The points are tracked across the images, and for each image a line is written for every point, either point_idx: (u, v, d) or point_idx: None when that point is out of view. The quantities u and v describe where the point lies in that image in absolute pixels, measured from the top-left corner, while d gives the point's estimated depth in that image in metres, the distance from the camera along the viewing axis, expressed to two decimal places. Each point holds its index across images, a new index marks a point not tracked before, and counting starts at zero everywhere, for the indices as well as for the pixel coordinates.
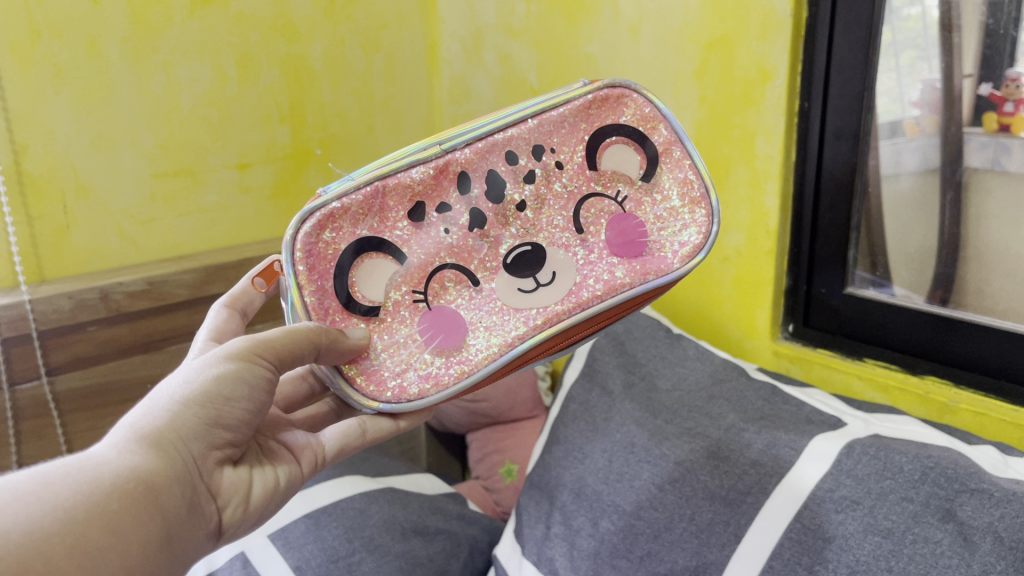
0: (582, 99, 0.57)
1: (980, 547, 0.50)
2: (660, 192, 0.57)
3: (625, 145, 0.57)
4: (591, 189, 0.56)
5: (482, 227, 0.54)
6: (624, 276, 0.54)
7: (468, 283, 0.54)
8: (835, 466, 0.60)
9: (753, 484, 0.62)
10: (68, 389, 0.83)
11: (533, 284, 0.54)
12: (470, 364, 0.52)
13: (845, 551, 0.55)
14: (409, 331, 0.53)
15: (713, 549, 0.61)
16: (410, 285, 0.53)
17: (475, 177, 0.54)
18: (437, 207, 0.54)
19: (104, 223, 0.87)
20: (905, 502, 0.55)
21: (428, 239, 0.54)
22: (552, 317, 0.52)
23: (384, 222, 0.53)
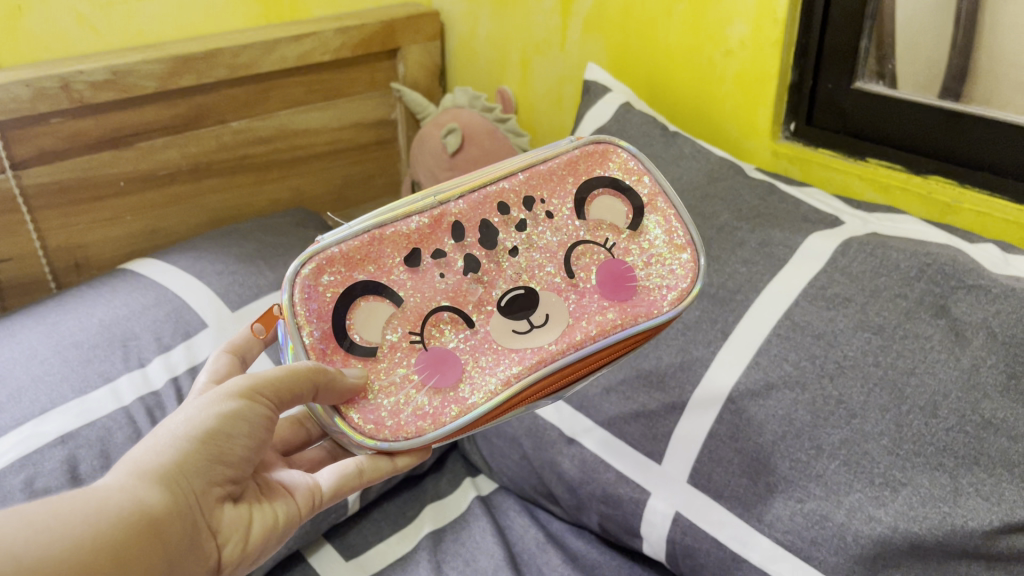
0: (568, 154, 0.53)
1: (972, 342, 0.50)
2: (646, 240, 0.53)
3: (613, 195, 0.53)
4: (580, 237, 0.52)
5: (474, 271, 0.50)
6: (614, 318, 0.50)
7: (463, 324, 0.49)
8: (829, 265, 0.58)
9: (743, 282, 0.61)
10: (36, 183, 0.79)
11: (528, 326, 0.49)
12: (468, 403, 0.46)
13: (833, 348, 0.55)
14: (406, 371, 0.47)
15: (699, 346, 0.61)
16: (406, 326, 0.48)
17: (468, 227, 0.50)
18: (429, 254, 0.49)
19: (59, 6, 0.81)
20: (900, 298, 0.54)
21: (426, 284, 0.49)
22: (546, 357, 0.48)
23: (381, 267, 0.48)
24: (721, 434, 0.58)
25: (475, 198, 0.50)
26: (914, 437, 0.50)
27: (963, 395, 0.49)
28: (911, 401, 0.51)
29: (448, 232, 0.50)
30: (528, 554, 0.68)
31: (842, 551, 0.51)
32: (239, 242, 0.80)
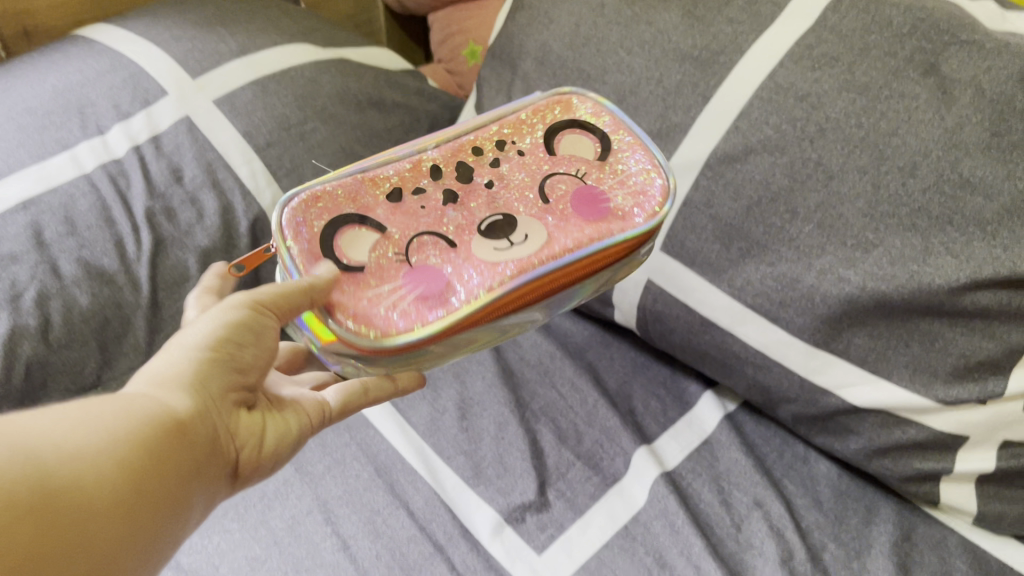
0: (532, 105, 0.52)
1: (958, 101, 0.48)
2: (616, 168, 0.49)
3: (577, 135, 0.51)
4: (551, 169, 0.49)
5: (457, 205, 0.47)
6: (592, 229, 0.45)
7: (448, 246, 0.45)
8: (818, 23, 0.55)
9: (728, 44, 0.57)
10: None
11: (510, 244, 0.45)
12: (455, 308, 0.42)
13: (814, 110, 0.52)
14: (393, 287, 0.43)
15: (677, 113, 0.59)
16: (390, 248, 0.44)
17: (447, 167, 0.48)
18: (411, 193, 0.47)
19: None
20: (888, 57, 0.51)
21: (408, 216, 0.46)
22: (527, 265, 0.43)
23: (365, 203, 0.46)
24: (696, 202, 0.57)
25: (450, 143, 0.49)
26: (891, 198, 0.49)
27: (943, 155, 0.48)
28: (891, 162, 0.49)
29: (428, 174, 0.48)
30: None
31: (809, 311, 0.53)
32: (196, 7, 0.75)
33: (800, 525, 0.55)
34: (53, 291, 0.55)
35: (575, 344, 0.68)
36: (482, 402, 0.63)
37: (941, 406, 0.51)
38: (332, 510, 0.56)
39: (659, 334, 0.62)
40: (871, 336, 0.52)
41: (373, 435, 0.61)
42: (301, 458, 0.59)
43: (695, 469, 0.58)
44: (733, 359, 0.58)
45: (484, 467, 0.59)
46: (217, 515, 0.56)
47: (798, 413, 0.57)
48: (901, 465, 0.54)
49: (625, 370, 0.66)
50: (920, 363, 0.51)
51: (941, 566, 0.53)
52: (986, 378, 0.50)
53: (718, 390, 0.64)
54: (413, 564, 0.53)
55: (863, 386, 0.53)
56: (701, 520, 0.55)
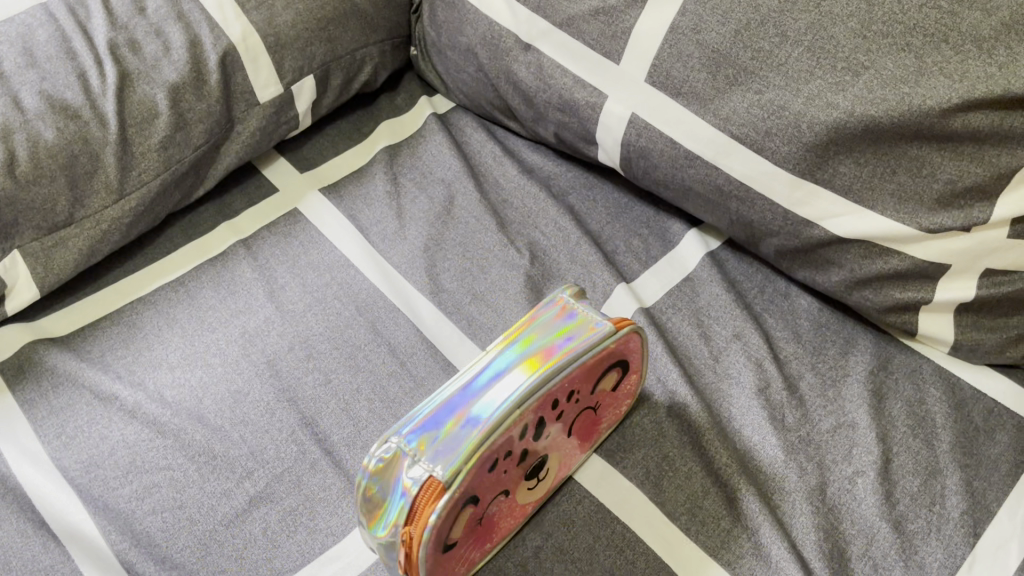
0: (578, 364, 0.44)
1: None
2: (632, 376, 0.50)
3: (623, 354, 0.47)
4: (593, 397, 0.47)
5: (524, 457, 0.44)
6: (615, 416, 0.50)
7: (506, 495, 0.44)
8: None
9: None
10: None
11: (544, 473, 0.47)
12: (521, 515, 0.47)
13: None
14: (460, 551, 0.43)
15: None
16: (470, 515, 0.42)
17: (525, 420, 0.42)
18: (492, 466, 0.42)
19: None
20: None
21: (485, 493, 0.43)
22: (569, 464, 0.49)
23: (469, 483, 0.40)
24: (683, 28, 0.54)
25: (534, 395, 0.42)
26: (885, 16, 0.47)
27: None
28: None
29: (512, 431, 0.42)
30: (484, 169, 0.68)
31: (796, 139, 0.51)
32: None
33: (778, 356, 0.55)
34: (16, 125, 0.54)
35: (558, 185, 0.67)
36: (463, 244, 0.62)
37: (924, 235, 0.50)
38: (312, 347, 0.56)
39: (642, 171, 0.60)
40: (858, 164, 0.50)
41: (353, 275, 0.60)
42: (281, 297, 0.59)
43: (676, 305, 0.58)
44: (717, 194, 0.56)
45: (465, 304, 0.59)
46: (198, 350, 0.56)
47: (780, 247, 0.56)
48: (880, 297, 0.54)
49: (607, 212, 0.65)
50: (905, 191, 0.50)
51: (915, 393, 0.54)
52: (970, 205, 0.49)
53: (702, 229, 0.63)
54: (394, 397, 0.54)
55: (846, 216, 0.52)
56: (679, 353, 0.55)
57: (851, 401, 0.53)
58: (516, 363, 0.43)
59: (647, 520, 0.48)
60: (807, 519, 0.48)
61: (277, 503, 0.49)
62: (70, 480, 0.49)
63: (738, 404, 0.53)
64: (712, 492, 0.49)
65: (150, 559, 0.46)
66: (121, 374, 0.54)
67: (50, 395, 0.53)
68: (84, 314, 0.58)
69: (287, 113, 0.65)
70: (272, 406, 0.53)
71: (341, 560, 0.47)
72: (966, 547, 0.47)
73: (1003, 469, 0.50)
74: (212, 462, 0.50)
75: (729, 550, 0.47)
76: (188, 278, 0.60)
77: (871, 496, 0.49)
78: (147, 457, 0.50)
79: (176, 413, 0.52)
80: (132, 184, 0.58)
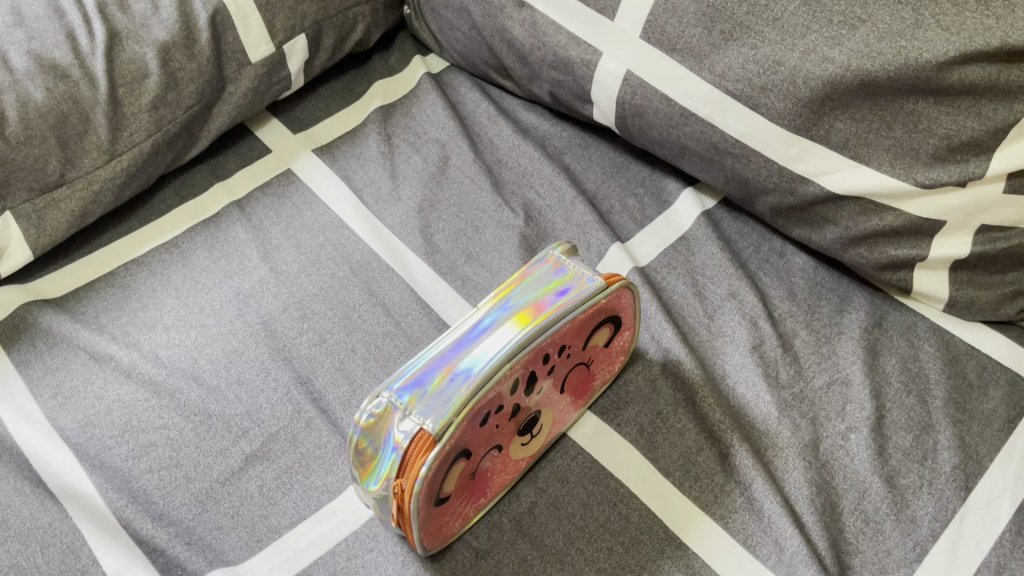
0: (567, 320, 0.44)
1: None
2: (624, 333, 0.50)
3: (614, 311, 0.48)
4: (584, 354, 0.48)
5: (515, 413, 0.45)
6: (607, 373, 0.51)
7: (497, 450, 0.45)
8: None
9: None
10: None
11: (537, 429, 0.47)
12: (515, 472, 0.47)
13: None
14: (455, 507, 0.44)
15: None
16: (461, 469, 0.43)
17: (515, 375, 0.43)
18: (482, 420, 0.42)
19: None
20: None
21: (477, 448, 0.43)
22: (563, 421, 0.49)
23: (459, 436, 0.41)
24: None
25: (523, 350, 0.42)
26: None
27: None
28: None
29: (502, 385, 0.42)
30: (479, 129, 0.67)
31: (792, 95, 0.51)
32: None
33: (773, 314, 0.55)
34: (5, 85, 0.54)
35: (553, 145, 0.66)
36: (457, 204, 0.62)
37: (920, 191, 0.50)
38: (307, 307, 0.56)
39: (638, 130, 0.60)
40: (854, 119, 0.50)
41: (347, 236, 0.60)
42: (275, 258, 0.59)
43: (671, 264, 0.58)
44: (713, 151, 0.56)
45: (460, 264, 0.58)
46: (193, 311, 0.56)
47: (776, 205, 0.56)
48: (875, 254, 0.54)
49: (603, 172, 0.65)
50: (901, 147, 0.50)
51: (909, 350, 0.54)
52: (967, 160, 0.49)
53: (698, 188, 0.63)
54: (390, 357, 0.54)
55: (842, 173, 0.52)
56: (674, 312, 0.55)
57: (845, 358, 0.53)
58: (506, 319, 0.44)
59: (641, 476, 0.48)
60: (800, 474, 0.48)
61: (273, 461, 0.49)
62: (66, 439, 0.49)
63: (732, 362, 0.53)
64: (705, 448, 0.49)
65: (147, 517, 0.46)
66: (116, 335, 0.54)
67: (46, 355, 0.53)
68: (78, 275, 0.57)
69: (279, 74, 0.64)
70: (267, 366, 0.53)
71: (337, 516, 0.47)
72: (957, 500, 0.47)
73: (995, 424, 0.50)
74: (207, 421, 0.50)
75: (722, 505, 0.47)
76: (182, 240, 0.59)
77: (864, 452, 0.49)
78: (143, 417, 0.51)
79: (171, 373, 0.52)
80: (124, 145, 0.58)
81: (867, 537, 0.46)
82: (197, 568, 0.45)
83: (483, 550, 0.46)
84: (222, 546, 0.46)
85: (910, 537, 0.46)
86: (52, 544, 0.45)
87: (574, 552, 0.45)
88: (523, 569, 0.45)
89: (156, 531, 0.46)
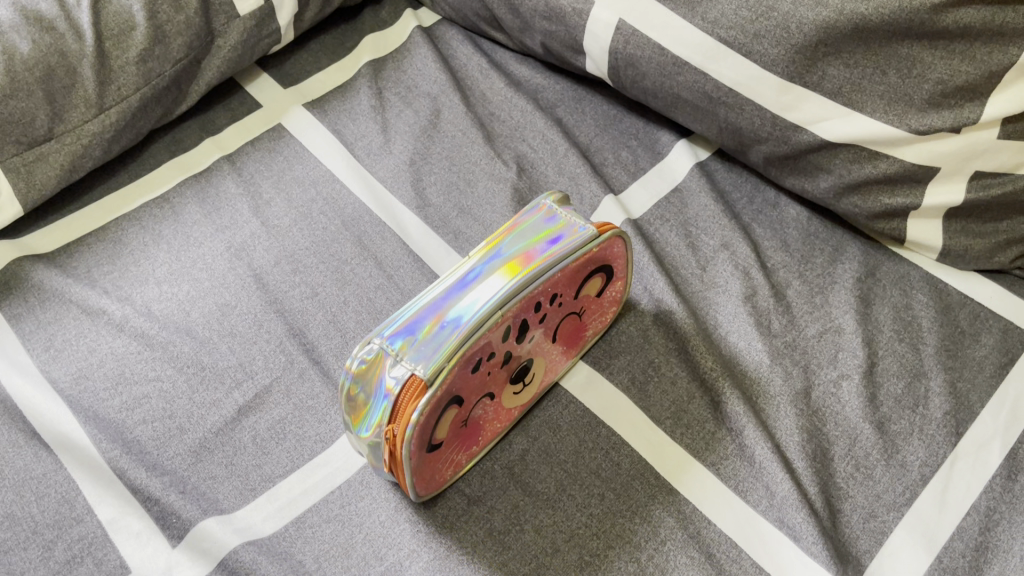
0: (559, 269, 0.44)
1: None
2: (616, 283, 0.50)
3: (606, 260, 0.48)
4: (576, 303, 0.48)
5: (507, 361, 0.45)
6: (599, 323, 0.51)
7: (490, 398, 0.45)
8: None
9: None
10: None
11: (529, 378, 0.47)
12: (506, 421, 0.47)
13: None
14: (447, 454, 0.44)
15: None
16: (453, 416, 0.43)
17: (506, 323, 0.43)
18: (474, 367, 0.42)
19: None
20: None
21: (469, 395, 0.43)
22: (555, 370, 0.49)
23: (452, 383, 0.41)
24: None
25: (515, 297, 0.42)
26: None
27: None
28: None
29: (493, 333, 0.42)
30: (471, 82, 0.67)
31: (785, 41, 0.50)
32: None
33: (766, 265, 0.55)
34: None
35: (546, 98, 0.66)
36: (449, 158, 0.61)
37: (914, 137, 0.50)
38: (299, 260, 0.56)
39: (631, 80, 0.59)
40: (848, 66, 0.50)
41: (339, 190, 0.59)
42: (267, 212, 0.58)
43: (664, 215, 0.58)
44: (706, 101, 0.56)
45: (452, 217, 0.58)
46: (185, 266, 0.56)
47: (769, 154, 0.56)
48: (869, 203, 0.53)
49: (596, 124, 0.64)
50: (895, 92, 0.49)
51: (902, 299, 0.54)
52: (961, 105, 0.48)
53: (692, 140, 0.63)
54: (382, 309, 0.54)
55: (835, 120, 0.51)
56: (667, 263, 0.55)
57: (838, 307, 0.53)
58: (497, 267, 0.43)
59: (633, 424, 0.48)
60: (791, 421, 0.48)
61: (266, 412, 0.49)
62: (60, 391, 0.49)
63: (724, 311, 0.53)
64: (697, 396, 0.49)
65: (142, 466, 0.47)
66: (108, 289, 0.54)
67: (38, 309, 0.53)
68: (69, 230, 0.57)
69: (268, 27, 0.64)
70: (259, 318, 0.53)
71: (329, 465, 0.47)
72: (948, 446, 0.47)
73: (987, 370, 0.50)
74: (201, 373, 0.51)
75: (714, 452, 0.47)
76: (173, 195, 0.59)
77: (855, 399, 0.49)
78: (136, 369, 0.51)
79: (164, 326, 0.52)
80: (112, 98, 0.57)
81: (857, 482, 0.47)
82: (191, 516, 0.45)
83: (476, 497, 0.46)
84: (216, 495, 0.46)
85: (900, 482, 0.46)
86: (47, 494, 0.45)
87: (566, 498, 0.46)
88: (515, 515, 0.45)
89: (150, 480, 0.46)
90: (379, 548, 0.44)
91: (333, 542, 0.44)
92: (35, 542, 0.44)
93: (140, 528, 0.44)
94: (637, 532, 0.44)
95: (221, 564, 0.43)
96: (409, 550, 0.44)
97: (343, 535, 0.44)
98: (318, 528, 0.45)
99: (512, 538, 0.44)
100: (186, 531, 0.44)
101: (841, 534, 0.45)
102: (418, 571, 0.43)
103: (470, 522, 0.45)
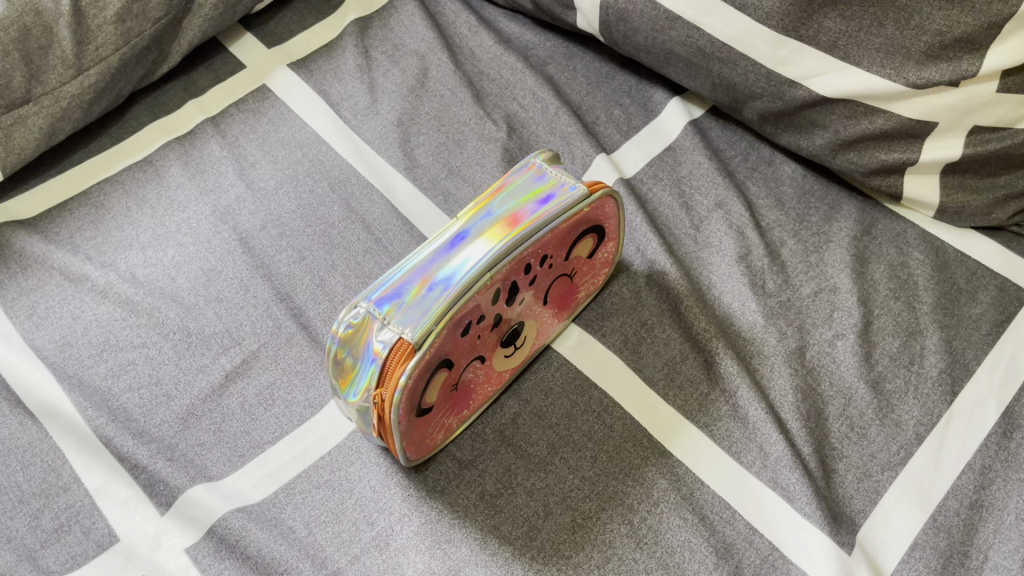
0: (550, 228, 0.43)
1: None
2: (608, 244, 0.49)
3: (597, 219, 0.47)
4: (568, 264, 0.47)
5: (497, 323, 0.44)
6: (591, 285, 0.50)
7: (480, 361, 0.44)
8: None
9: None
10: None
11: (520, 341, 0.47)
12: (497, 384, 0.47)
13: None
14: (438, 418, 0.44)
15: None
16: (443, 379, 0.42)
17: (496, 284, 0.42)
18: (463, 329, 0.41)
19: None
20: None
21: (459, 358, 0.43)
22: (547, 332, 0.49)
23: (441, 345, 0.40)
24: None
25: (505, 258, 0.41)
26: None
27: None
28: None
29: (483, 294, 0.41)
30: (459, 40, 0.65)
31: None
32: None
33: (760, 224, 0.54)
34: None
35: (537, 55, 0.64)
36: (438, 118, 0.60)
37: (911, 90, 0.48)
38: (285, 224, 0.55)
39: (623, 37, 0.58)
40: (844, 18, 0.48)
41: (325, 152, 0.58)
42: (252, 175, 0.57)
43: (657, 175, 0.57)
44: (699, 56, 0.54)
45: (441, 178, 0.57)
46: (170, 230, 0.55)
47: (764, 111, 0.54)
48: (865, 158, 0.52)
49: (588, 82, 0.63)
50: (893, 45, 0.48)
51: (898, 257, 0.53)
52: (960, 57, 0.47)
53: (686, 98, 0.61)
54: (370, 273, 0.53)
55: (831, 75, 0.50)
56: (660, 223, 0.54)
57: (833, 267, 0.52)
58: (487, 227, 0.42)
59: (625, 385, 0.48)
60: (785, 382, 0.48)
61: (254, 378, 0.49)
62: (43, 359, 0.49)
63: (718, 272, 0.52)
64: (690, 357, 0.49)
65: (128, 433, 0.46)
66: (91, 255, 0.53)
67: (19, 277, 0.52)
68: (50, 195, 0.56)
69: None
70: (246, 283, 0.52)
71: (320, 431, 0.47)
72: (943, 404, 0.47)
73: (983, 328, 0.50)
74: (187, 339, 0.50)
75: (707, 413, 0.47)
76: (156, 158, 0.58)
77: (850, 358, 0.49)
78: (120, 335, 0.50)
79: (149, 292, 0.52)
80: (90, 59, 0.56)
81: (852, 442, 0.46)
82: (179, 483, 0.44)
83: (467, 461, 0.46)
84: (204, 462, 0.46)
85: (895, 441, 0.46)
86: (33, 463, 0.45)
87: (558, 461, 0.45)
88: (506, 479, 0.45)
89: (137, 448, 0.45)
90: (371, 513, 0.44)
91: (324, 507, 0.44)
92: (22, 512, 0.43)
93: (127, 496, 0.44)
94: (630, 494, 0.44)
95: (210, 531, 0.43)
96: (400, 514, 0.44)
97: (334, 501, 0.44)
98: (308, 493, 0.44)
99: (504, 501, 0.44)
100: (175, 498, 0.44)
101: (835, 494, 0.45)
102: (410, 535, 0.43)
103: (462, 486, 0.45)
